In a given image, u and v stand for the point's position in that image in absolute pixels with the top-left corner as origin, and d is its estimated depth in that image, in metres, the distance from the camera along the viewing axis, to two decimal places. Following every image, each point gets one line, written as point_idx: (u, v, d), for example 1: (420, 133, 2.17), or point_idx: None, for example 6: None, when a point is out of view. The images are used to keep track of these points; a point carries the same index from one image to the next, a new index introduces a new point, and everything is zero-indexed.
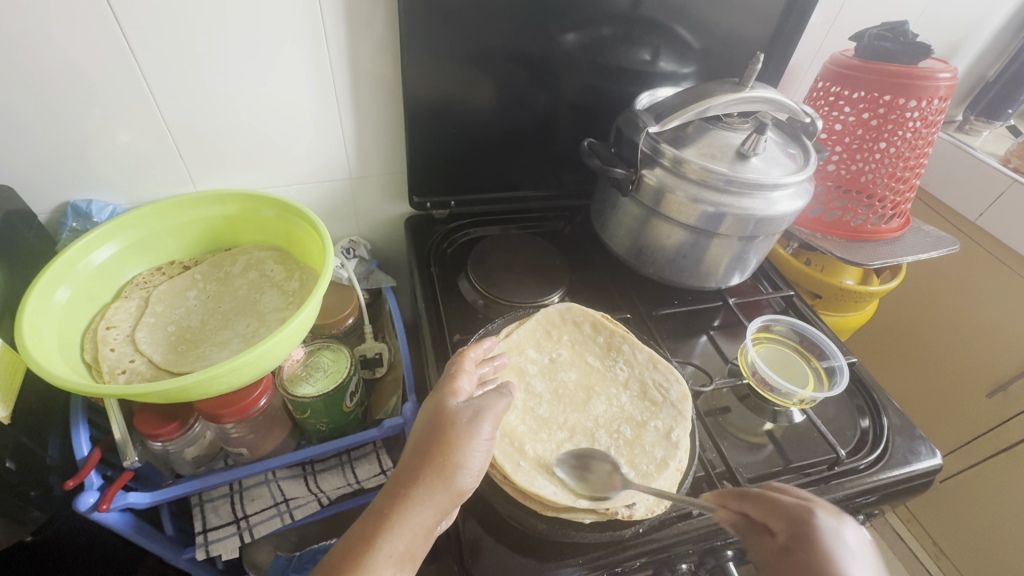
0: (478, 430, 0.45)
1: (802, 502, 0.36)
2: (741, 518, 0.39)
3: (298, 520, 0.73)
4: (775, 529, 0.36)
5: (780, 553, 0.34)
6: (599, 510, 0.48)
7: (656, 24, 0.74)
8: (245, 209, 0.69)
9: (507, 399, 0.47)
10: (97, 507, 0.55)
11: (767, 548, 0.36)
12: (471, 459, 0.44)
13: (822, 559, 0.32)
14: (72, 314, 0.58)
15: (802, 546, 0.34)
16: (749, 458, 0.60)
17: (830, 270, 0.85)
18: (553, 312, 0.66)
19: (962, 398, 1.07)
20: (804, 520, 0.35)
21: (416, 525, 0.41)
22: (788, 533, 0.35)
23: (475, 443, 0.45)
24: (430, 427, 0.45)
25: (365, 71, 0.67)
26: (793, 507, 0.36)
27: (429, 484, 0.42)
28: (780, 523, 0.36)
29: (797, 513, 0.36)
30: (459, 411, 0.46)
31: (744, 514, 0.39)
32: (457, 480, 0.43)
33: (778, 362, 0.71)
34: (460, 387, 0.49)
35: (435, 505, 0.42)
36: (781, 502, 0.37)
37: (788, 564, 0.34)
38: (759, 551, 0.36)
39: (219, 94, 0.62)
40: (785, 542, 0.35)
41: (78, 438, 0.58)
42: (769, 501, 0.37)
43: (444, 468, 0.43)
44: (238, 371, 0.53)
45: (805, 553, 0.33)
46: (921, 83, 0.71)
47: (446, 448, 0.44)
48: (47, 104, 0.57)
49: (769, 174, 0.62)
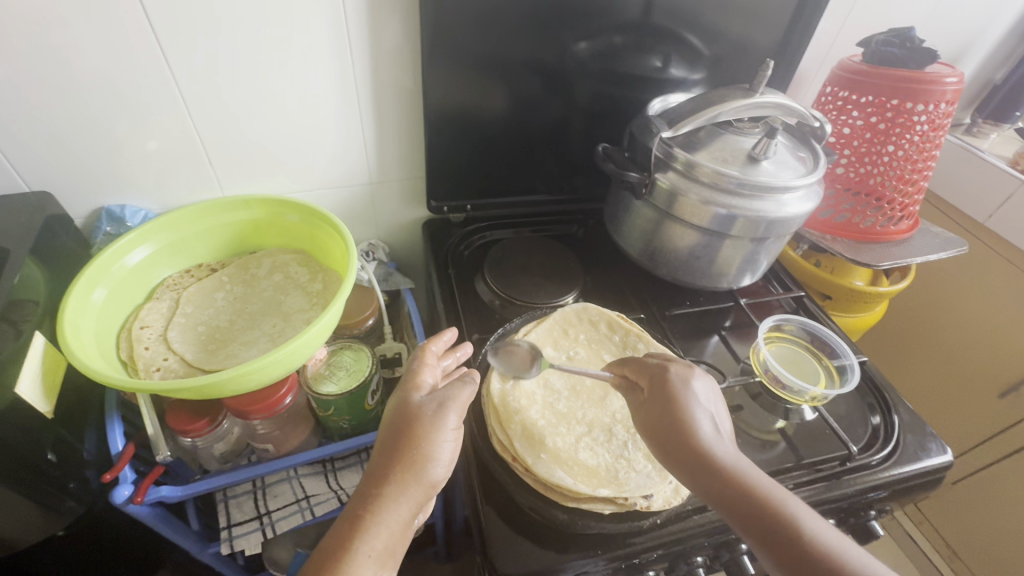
0: (443, 421, 0.48)
1: (662, 362, 0.54)
2: (623, 379, 0.56)
3: (318, 516, 0.76)
4: (642, 383, 0.53)
5: (647, 397, 0.52)
6: (617, 501, 0.50)
7: (666, 31, 0.76)
8: (269, 213, 0.71)
9: (470, 387, 0.50)
10: (132, 499, 0.57)
11: (637, 397, 0.53)
12: (439, 451, 0.47)
13: (672, 396, 0.50)
14: (108, 314, 0.61)
15: (660, 389, 0.51)
16: (763, 454, 0.61)
17: (840, 270, 0.86)
18: (570, 311, 0.68)
19: (974, 399, 1.08)
20: (660, 374, 0.52)
21: (392, 521, 0.44)
22: (652, 385, 0.52)
23: (441, 436, 0.47)
24: (395, 426, 0.48)
25: (385, 80, 0.69)
26: (654, 365, 0.53)
27: (400, 480, 0.45)
28: (647, 380, 0.53)
29: (657, 369, 0.53)
30: (423, 405, 0.49)
31: (626, 374, 0.56)
32: (427, 471, 0.46)
33: (790, 360, 0.71)
34: (422, 381, 0.52)
35: (409, 500, 0.45)
36: (646, 364, 0.54)
37: (649, 400, 0.51)
38: (634, 400, 0.53)
39: (248, 103, 0.65)
40: (648, 389, 0.52)
41: (113, 432, 0.60)
42: (641, 364, 0.54)
43: (414, 462, 0.45)
44: (267, 369, 0.56)
45: (662, 392, 0.51)
46: (928, 88, 0.73)
47: (413, 444, 0.46)
48: (84, 115, 0.60)
49: (781, 177, 0.64)
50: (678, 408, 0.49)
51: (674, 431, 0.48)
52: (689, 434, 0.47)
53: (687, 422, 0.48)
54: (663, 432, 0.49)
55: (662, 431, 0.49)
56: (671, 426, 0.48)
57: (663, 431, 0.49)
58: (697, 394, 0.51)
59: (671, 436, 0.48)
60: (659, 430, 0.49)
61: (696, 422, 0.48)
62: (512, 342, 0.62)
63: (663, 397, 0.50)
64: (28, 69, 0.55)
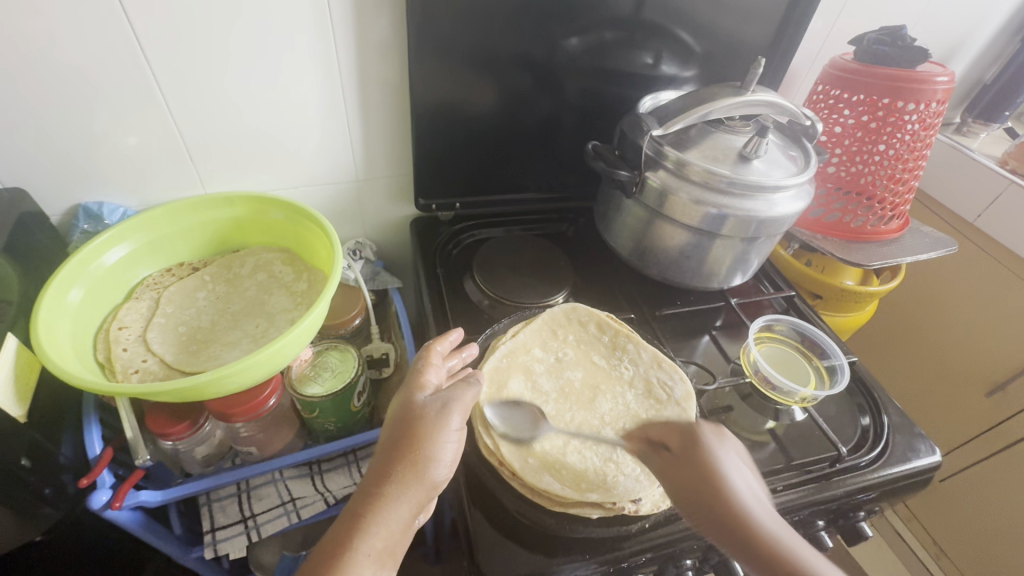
0: (447, 422, 0.47)
1: (692, 424, 0.50)
2: (645, 444, 0.52)
3: (304, 519, 0.75)
4: (670, 443, 0.50)
5: (677, 458, 0.48)
6: (606, 505, 0.49)
7: (657, 27, 0.75)
8: (253, 210, 0.70)
9: (474, 388, 0.49)
10: (109, 505, 0.56)
11: (664, 459, 0.49)
12: (443, 452, 0.46)
13: (699, 454, 0.47)
14: (85, 315, 0.59)
15: (688, 448, 0.48)
16: (753, 456, 0.61)
17: (831, 270, 0.86)
18: (558, 312, 0.66)
19: (962, 398, 1.08)
20: (693, 433, 0.49)
21: (393, 522, 0.43)
22: (682, 445, 0.49)
23: (444, 436, 0.46)
24: (398, 425, 0.47)
25: (370, 74, 0.68)
26: (682, 425, 0.50)
27: (401, 480, 0.44)
28: (674, 440, 0.50)
29: (686, 430, 0.50)
30: (427, 405, 0.48)
31: (648, 438, 0.52)
32: (429, 472, 0.45)
33: (780, 362, 0.71)
34: (426, 381, 0.51)
35: (410, 500, 0.44)
36: (676, 423, 0.51)
37: (680, 463, 0.47)
38: (658, 461, 0.50)
39: (229, 98, 0.64)
40: (678, 451, 0.49)
41: (91, 436, 0.59)
42: (666, 424, 0.52)
43: (416, 463, 0.45)
44: (249, 371, 0.55)
45: (688, 452, 0.47)
46: (918, 87, 0.73)
47: (415, 444, 0.45)
48: (59, 109, 0.58)
49: (772, 177, 0.63)
50: (706, 469, 0.45)
51: (713, 501, 0.43)
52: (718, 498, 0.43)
53: (718, 484, 0.44)
54: (699, 499, 0.44)
55: (697, 499, 0.44)
56: (699, 488, 0.44)
57: (700, 498, 0.44)
58: (729, 458, 0.46)
59: (697, 500, 0.44)
60: (694, 497, 0.44)
61: (736, 488, 0.43)
62: (536, 410, 0.56)
63: (690, 455, 0.47)
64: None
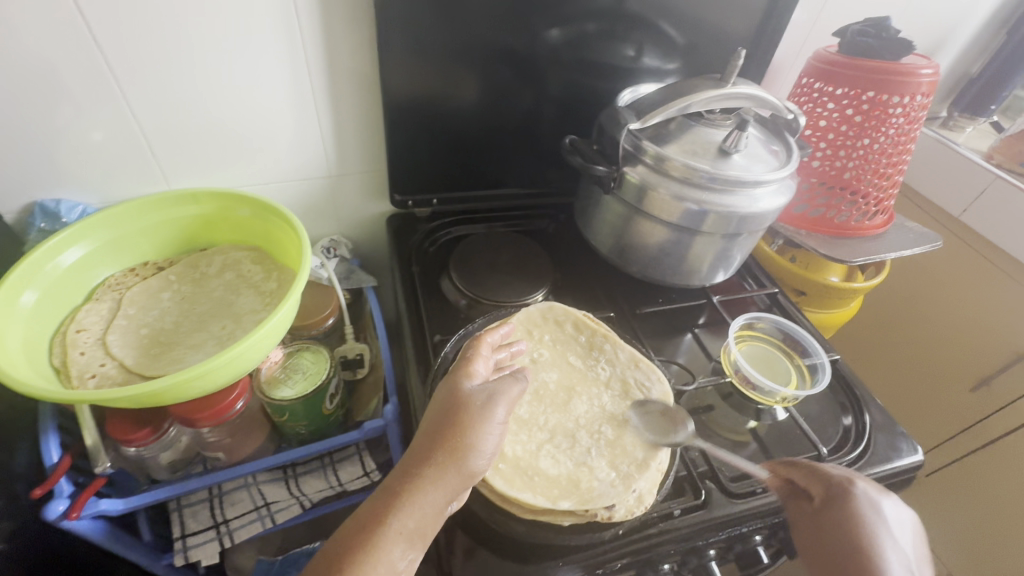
0: (491, 413, 0.46)
1: (845, 475, 0.47)
2: (785, 483, 0.51)
3: (279, 522, 0.73)
4: (813, 493, 0.48)
5: (818, 514, 0.46)
6: (578, 513, 0.47)
7: (640, 19, 0.73)
8: (219, 208, 0.67)
9: (522, 383, 0.48)
10: (67, 515, 0.54)
11: (803, 508, 0.48)
12: (485, 442, 0.44)
13: (849, 513, 0.44)
14: (40, 317, 0.56)
15: (833, 503, 0.46)
16: (733, 457, 0.59)
17: (815, 266, 0.85)
18: (534, 311, 0.63)
19: (945, 395, 1.08)
20: (845, 493, 0.46)
21: (427, 504, 0.41)
22: (824, 496, 0.47)
23: (487, 427, 0.45)
24: (443, 409, 0.45)
25: (344, 66, 0.65)
26: (834, 477, 0.47)
27: (441, 464, 0.42)
28: (817, 489, 0.48)
29: (836, 483, 0.47)
30: (473, 394, 0.47)
31: (790, 479, 0.51)
32: (469, 461, 0.43)
33: (761, 360, 0.69)
34: (475, 370, 0.49)
35: (447, 486, 0.42)
36: (822, 474, 0.48)
37: (821, 520, 0.45)
38: (796, 510, 0.48)
39: (191, 90, 0.61)
40: (820, 504, 0.47)
41: (47, 444, 0.57)
42: (812, 471, 0.49)
43: (456, 449, 0.43)
44: (209, 376, 0.53)
45: (836, 510, 0.45)
46: (901, 80, 0.72)
47: (458, 430, 0.44)
48: (17, 101, 0.56)
49: (753, 171, 0.62)
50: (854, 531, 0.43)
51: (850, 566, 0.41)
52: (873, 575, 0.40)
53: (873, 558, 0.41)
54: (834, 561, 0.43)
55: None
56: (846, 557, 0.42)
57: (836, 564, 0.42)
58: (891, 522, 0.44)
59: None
60: (831, 560, 0.43)
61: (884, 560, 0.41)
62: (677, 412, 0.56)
63: (834, 514, 0.45)
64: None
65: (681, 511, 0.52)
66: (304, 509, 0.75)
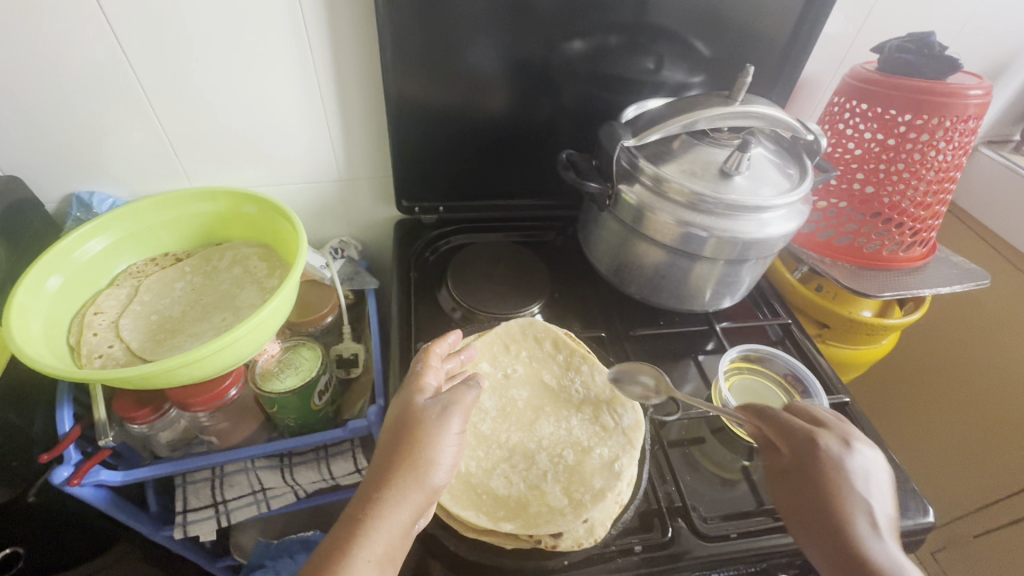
0: (446, 426, 0.46)
1: (809, 430, 0.49)
2: (759, 435, 0.53)
3: (274, 508, 0.77)
4: (782, 447, 0.50)
5: (788, 471, 0.49)
6: (522, 537, 0.47)
7: (658, 31, 0.71)
8: (232, 205, 0.71)
9: (475, 391, 0.48)
10: (69, 481, 0.59)
11: (777, 463, 0.50)
12: (442, 455, 0.45)
13: (817, 469, 0.46)
14: (65, 300, 0.62)
15: (801, 462, 0.48)
16: (720, 495, 0.56)
17: (842, 299, 0.79)
18: (515, 325, 0.63)
19: (1002, 448, 0.94)
20: (810, 450, 0.47)
21: (393, 525, 0.42)
22: (793, 452, 0.49)
23: (443, 440, 0.45)
24: (399, 425, 0.46)
25: (355, 75, 0.68)
26: (800, 433, 0.49)
27: (403, 483, 0.43)
28: (788, 444, 0.49)
29: (803, 439, 0.49)
30: (427, 407, 0.47)
31: (763, 431, 0.52)
32: (430, 476, 0.44)
33: (756, 397, 0.65)
34: (425, 384, 0.50)
35: (411, 504, 0.43)
36: (789, 429, 0.50)
37: (790, 478, 0.48)
38: (771, 464, 0.51)
39: (206, 98, 0.65)
40: (790, 461, 0.49)
41: (61, 414, 0.62)
42: (780, 425, 0.50)
43: (417, 465, 0.44)
44: (199, 365, 0.56)
45: (802, 470, 0.47)
46: (947, 100, 0.65)
47: (415, 447, 0.44)
48: (57, 102, 0.62)
49: (758, 195, 0.59)
50: (824, 487, 0.45)
51: (825, 525, 0.44)
52: (836, 511, 0.44)
53: (835, 500, 0.45)
54: (811, 518, 0.46)
55: (809, 515, 0.46)
56: (818, 507, 0.45)
57: (806, 505, 0.46)
58: (854, 474, 0.46)
59: (807, 520, 0.46)
60: (806, 509, 0.46)
61: (851, 513, 0.44)
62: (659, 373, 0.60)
63: (804, 472, 0.47)
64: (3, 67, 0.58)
65: (643, 548, 0.50)
66: (299, 496, 0.78)
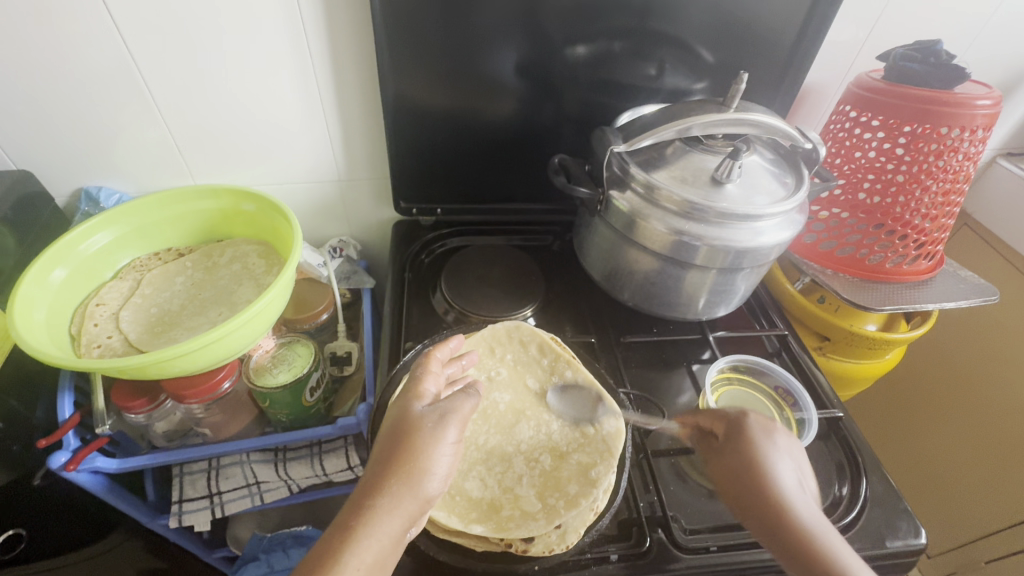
0: (442, 434, 0.46)
1: (740, 411, 0.51)
2: (695, 429, 0.54)
3: (268, 502, 0.77)
4: (717, 431, 0.51)
5: (722, 450, 0.49)
6: (492, 540, 0.48)
7: (660, 38, 0.71)
8: (234, 203, 0.73)
9: (473, 400, 0.49)
10: (66, 466, 0.60)
11: (713, 446, 0.51)
12: (437, 464, 0.45)
13: (745, 443, 0.48)
14: (69, 291, 0.64)
15: (733, 438, 0.49)
16: (704, 506, 0.55)
17: (845, 312, 0.77)
18: (501, 329, 0.65)
19: (1013, 472, 0.91)
20: (738, 424, 0.49)
21: (384, 534, 0.41)
22: (727, 431, 0.50)
23: (438, 449, 0.45)
24: (395, 432, 0.45)
25: (354, 78, 0.69)
26: (732, 413, 0.51)
27: (396, 492, 0.43)
28: (721, 427, 0.51)
29: (735, 419, 0.50)
30: (424, 416, 0.47)
31: (698, 424, 0.54)
32: (423, 485, 0.44)
33: (746, 408, 0.64)
34: (425, 390, 0.50)
35: (403, 513, 0.42)
36: (720, 411, 0.52)
37: (724, 454, 0.49)
38: (708, 449, 0.51)
39: (208, 97, 0.67)
40: (723, 440, 0.50)
41: (62, 402, 0.64)
42: (712, 411, 0.53)
43: (410, 473, 0.43)
44: (191, 358, 0.57)
45: (733, 447, 0.48)
46: (954, 110, 0.63)
47: (409, 454, 0.44)
48: (66, 100, 0.64)
49: (752, 203, 0.58)
50: (754, 461, 0.46)
51: (756, 495, 0.45)
52: (766, 483, 0.45)
53: (764, 471, 0.46)
54: (741, 491, 0.46)
55: (739, 491, 0.46)
56: (749, 482, 0.46)
57: (736, 480, 0.47)
58: (779, 448, 0.47)
59: (739, 495, 0.46)
60: (739, 487, 0.46)
61: (780, 483, 0.45)
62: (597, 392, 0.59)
63: (736, 449, 0.48)
64: (17, 65, 0.60)
65: (619, 557, 0.49)
66: (292, 491, 0.79)
